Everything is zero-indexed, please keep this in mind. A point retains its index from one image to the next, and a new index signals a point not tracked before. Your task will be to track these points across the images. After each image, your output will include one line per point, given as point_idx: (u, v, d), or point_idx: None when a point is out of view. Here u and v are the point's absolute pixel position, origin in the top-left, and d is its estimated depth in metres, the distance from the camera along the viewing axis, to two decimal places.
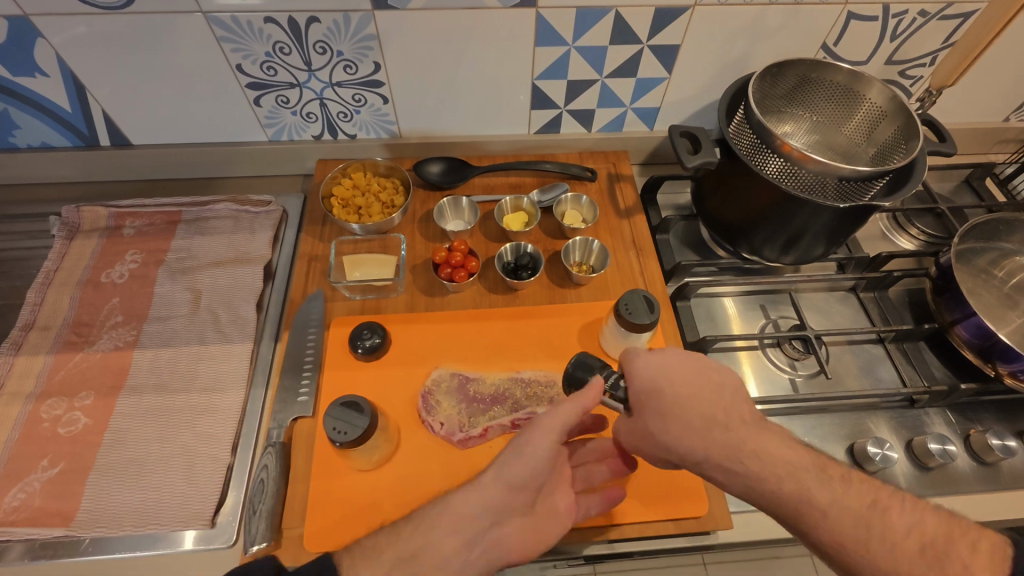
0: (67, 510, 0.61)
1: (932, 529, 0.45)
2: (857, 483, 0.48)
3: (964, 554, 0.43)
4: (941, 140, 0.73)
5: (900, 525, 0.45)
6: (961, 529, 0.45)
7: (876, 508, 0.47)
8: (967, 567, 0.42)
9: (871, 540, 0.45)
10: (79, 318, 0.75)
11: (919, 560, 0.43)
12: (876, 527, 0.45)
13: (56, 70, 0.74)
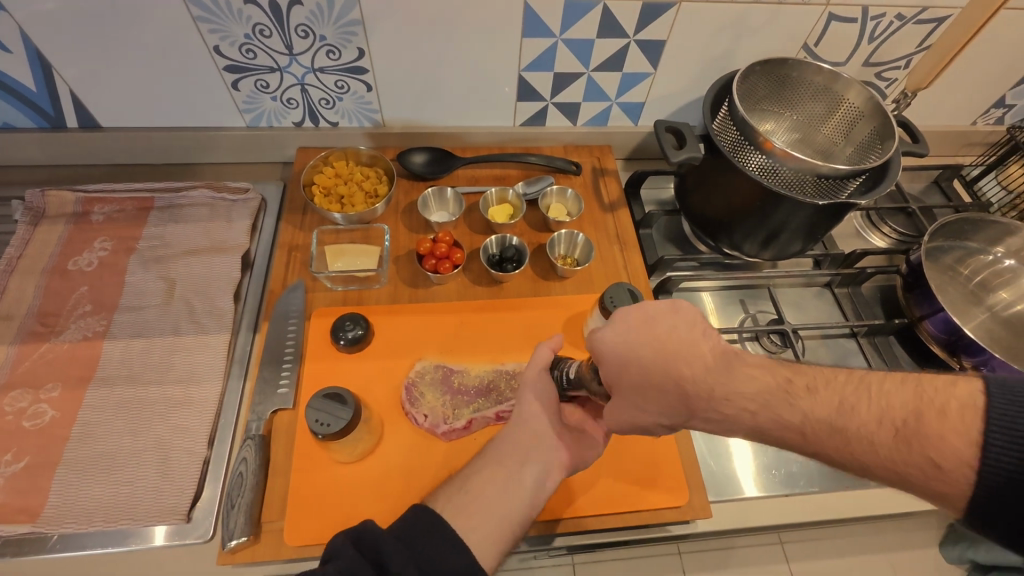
0: (32, 506, 0.59)
1: (900, 409, 0.43)
2: (822, 387, 0.46)
3: (934, 424, 0.41)
4: (914, 140, 0.75)
5: (870, 414, 0.43)
6: (928, 399, 0.42)
7: (844, 405, 0.44)
8: (943, 436, 0.41)
9: (848, 439, 0.44)
10: (44, 307, 0.72)
11: (894, 444, 0.42)
12: (850, 426, 0.44)
13: (19, 46, 0.70)
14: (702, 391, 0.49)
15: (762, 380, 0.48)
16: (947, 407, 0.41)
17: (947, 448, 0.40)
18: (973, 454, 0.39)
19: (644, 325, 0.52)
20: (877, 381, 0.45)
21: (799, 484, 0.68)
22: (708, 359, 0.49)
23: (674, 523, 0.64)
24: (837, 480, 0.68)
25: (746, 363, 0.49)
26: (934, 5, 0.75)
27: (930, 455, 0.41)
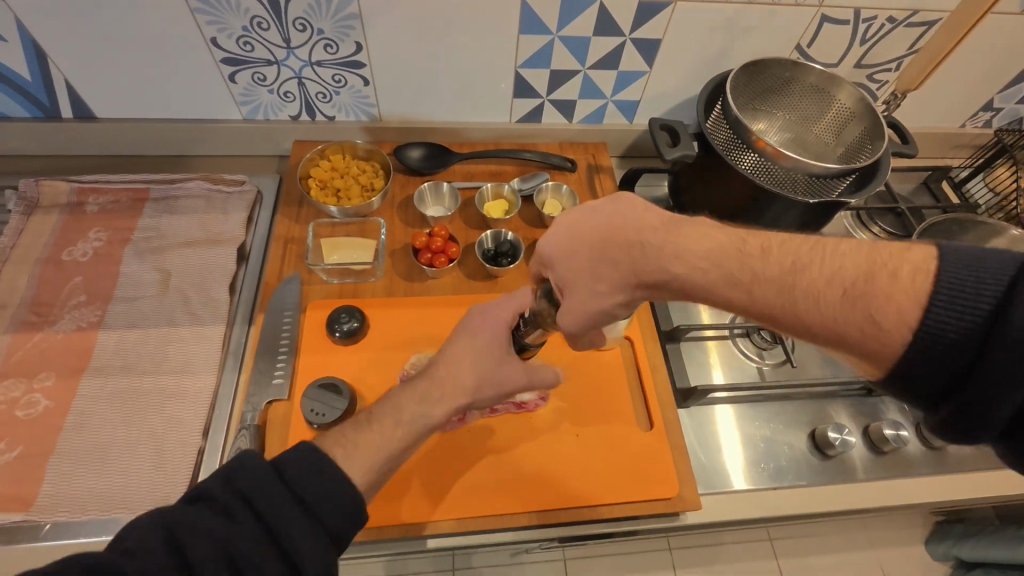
0: (26, 495, 0.59)
1: (851, 269, 0.41)
2: (775, 248, 0.44)
3: (884, 287, 0.39)
4: (903, 142, 0.76)
5: (819, 275, 0.41)
6: (881, 261, 0.40)
7: (802, 277, 0.42)
8: (890, 298, 0.39)
9: (795, 297, 0.42)
10: (38, 297, 0.72)
11: (840, 303, 0.40)
12: (802, 289, 0.42)
13: (15, 34, 0.70)
14: (651, 253, 0.49)
15: (714, 255, 0.46)
16: (900, 276, 0.39)
17: (893, 308, 0.38)
18: (916, 314, 0.38)
19: (602, 210, 0.53)
20: (832, 245, 0.43)
21: (787, 477, 0.69)
22: (655, 225, 0.50)
23: (664, 515, 0.65)
24: (824, 474, 0.70)
25: (696, 229, 0.48)
26: (925, 9, 0.77)
27: (872, 315, 0.39)
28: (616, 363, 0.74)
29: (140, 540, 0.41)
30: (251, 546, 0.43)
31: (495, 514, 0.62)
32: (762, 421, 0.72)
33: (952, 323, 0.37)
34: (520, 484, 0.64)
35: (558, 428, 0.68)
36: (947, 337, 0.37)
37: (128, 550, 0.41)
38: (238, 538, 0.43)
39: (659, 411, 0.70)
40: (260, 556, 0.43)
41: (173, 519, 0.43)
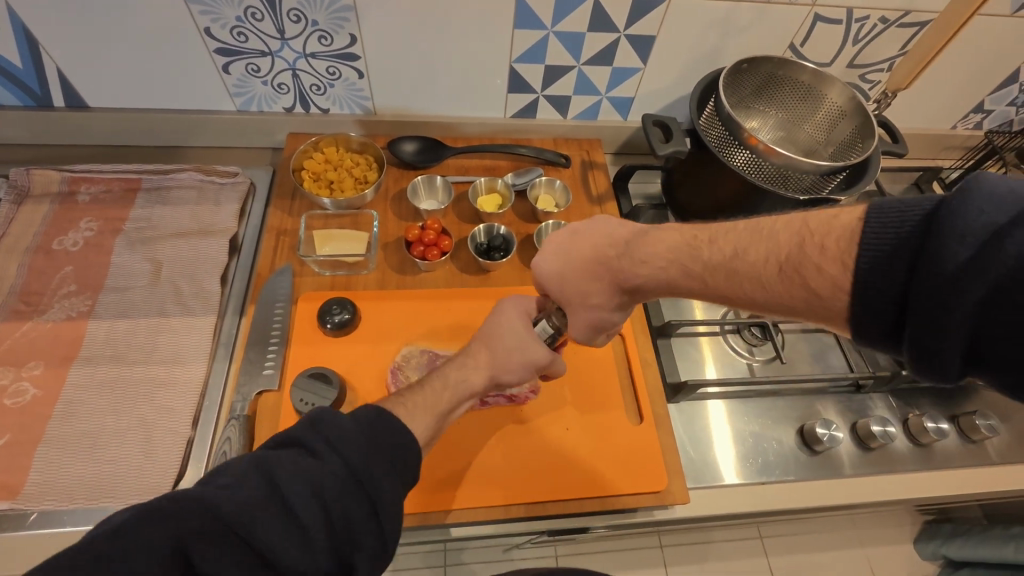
0: (13, 483, 0.59)
1: (785, 245, 0.41)
2: (719, 238, 0.46)
3: (814, 258, 0.39)
4: (894, 141, 0.77)
5: (758, 257, 0.42)
6: (812, 233, 0.40)
7: (750, 265, 0.43)
8: (820, 268, 0.39)
9: (739, 281, 0.44)
10: (28, 286, 0.72)
11: (780, 278, 0.41)
12: (746, 270, 0.43)
13: (6, 22, 0.69)
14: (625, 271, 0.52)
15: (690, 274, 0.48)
16: (827, 247, 0.39)
17: (825, 276, 0.38)
18: (845, 278, 0.38)
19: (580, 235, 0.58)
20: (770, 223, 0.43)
21: (774, 472, 0.69)
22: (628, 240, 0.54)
23: (653, 508, 0.65)
24: (811, 469, 0.70)
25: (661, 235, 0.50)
26: (917, 9, 0.77)
27: (810, 285, 0.39)
28: (608, 357, 0.74)
29: (234, 477, 0.40)
30: (338, 487, 0.42)
31: (486, 505, 0.62)
32: (751, 417, 0.73)
33: (876, 269, 0.36)
34: (511, 476, 0.64)
35: (550, 420, 0.68)
36: (877, 287, 0.36)
37: (223, 485, 0.40)
38: (327, 483, 0.42)
39: (649, 405, 0.70)
40: (346, 498, 0.42)
41: (267, 461, 0.42)
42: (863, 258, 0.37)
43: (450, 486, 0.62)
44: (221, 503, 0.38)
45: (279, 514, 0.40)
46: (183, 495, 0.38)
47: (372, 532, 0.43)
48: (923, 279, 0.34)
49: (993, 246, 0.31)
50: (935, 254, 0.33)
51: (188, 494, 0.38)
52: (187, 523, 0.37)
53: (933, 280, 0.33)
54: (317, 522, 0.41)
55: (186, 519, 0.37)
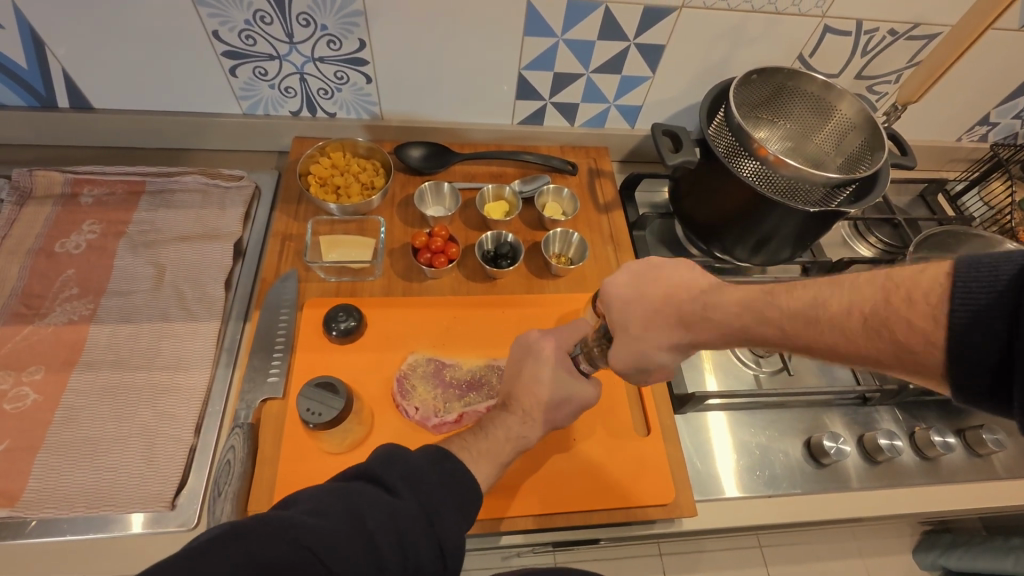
0: (12, 490, 0.58)
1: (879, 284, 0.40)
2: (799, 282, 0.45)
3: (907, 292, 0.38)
4: (902, 153, 0.77)
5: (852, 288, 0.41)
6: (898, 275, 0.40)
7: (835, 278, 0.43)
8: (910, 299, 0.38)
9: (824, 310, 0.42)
10: (29, 289, 0.71)
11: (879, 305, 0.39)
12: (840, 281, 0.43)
13: (12, 22, 0.69)
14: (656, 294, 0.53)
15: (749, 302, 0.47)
16: (925, 277, 0.38)
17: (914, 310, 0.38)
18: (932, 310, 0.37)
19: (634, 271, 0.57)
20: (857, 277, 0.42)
21: (782, 485, 0.69)
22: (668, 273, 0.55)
23: (660, 520, 0.65)
24: (819, 481, 0.70)
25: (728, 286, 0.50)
26: (926, 22, 0.78)
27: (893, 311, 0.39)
28: (614, 367, 0.73)
29: (318, 503, 0.42)
30: (414, 525, 0.44)
31: (499, 516, 0.61)
32: (757, 428, 0.72)
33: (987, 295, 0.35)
34: (523, 488, 0.63)
35: (558, 431, 0.68)
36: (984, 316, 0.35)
37: (310, 511, 0.41)
38: (402, 517, 0.44)
39: (655, 415, 0.70)
40: (419, 538, 0.44)
41: (346, 492, 0.44)
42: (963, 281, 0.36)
43: None
44: (311, 529, 0.39)
45: (360, 544, 0.41)
46: (274, 518, 0.39)
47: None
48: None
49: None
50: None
51: (278, 518, 0.39)
52: (275, 548, 0.37)
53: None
54: (393, 559, 0.42)
55: (279, 542, 0.38)
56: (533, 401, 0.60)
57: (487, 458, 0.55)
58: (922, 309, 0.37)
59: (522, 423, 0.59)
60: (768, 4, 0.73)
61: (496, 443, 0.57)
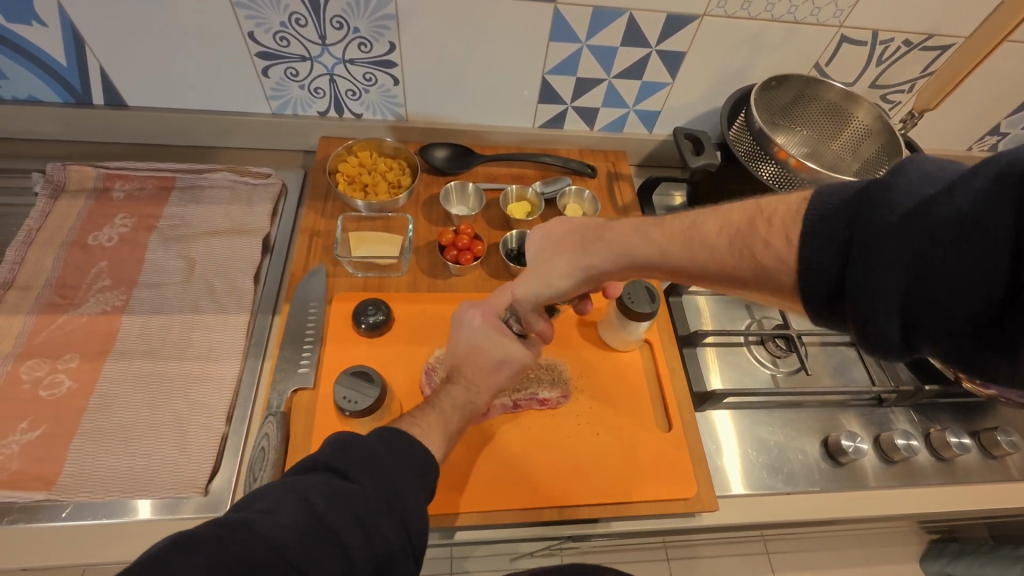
0: (49, 474, 0.59)
1: (738, 218, 0.44)
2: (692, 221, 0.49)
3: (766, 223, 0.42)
4: (918, 159, 0.78)
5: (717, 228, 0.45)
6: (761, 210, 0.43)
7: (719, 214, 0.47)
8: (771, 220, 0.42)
9: (696, 243, 0.46)
10: (63, 279, 0.73)
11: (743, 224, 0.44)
12: (725, 207, 0.46)
13: (56, 19, 0.71)
14: None
15: (652, 230, 0.51)
16: (774, 216, 0.42)
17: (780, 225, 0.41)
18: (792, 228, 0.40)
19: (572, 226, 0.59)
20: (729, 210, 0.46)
21: (800, 483, 0.70)
22: None
23: (681, 515, 0.66)
24: (837, 480, 0.71)
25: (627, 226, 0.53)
26: (940, 33, 0.80)
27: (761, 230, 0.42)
28: (635, 365, 0.74)
29: (272, 502, 0.42)
30: (370, 506, 0.44)
31: (496, 509, 0.62)
32: (775, 427, 0.74)
33: (835, 206, 0.39)
34: (491, 478, 0.63)
35: (577, 426, 0.68)
36: (832, 229, 0.38)
37: (263, 510, 0.41)
38: (361, 502, 0.44)
39: (678, 412, 0.71)
40: (380, 517, 0.44)
41: (299, 485, 0.43)
42: (819, 198, 0.40)
43: (484, 490, 0.62)
44: (268, 526, 0.39)
45: (318, 535, 0.41)
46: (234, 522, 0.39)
47: (405, 554, 0.45)
48: (863, 222, 0.36)
49: (943, 195, 0.33)
50: (886, 196, 0.35)
51: (235, 522, 0.39)
52: (231, 549, 0.37)
53: (875, 225, 0.35)
54: (356, 540, 0.42)
55: (235, 544, 0.38)
56: (474, 368, 0.59)
57: (439, 429, 0.55)
58: (776, 220, 0.41)
59: (467, 390, 0.58)
60: (787, 13, 0.76)
61: (444, 414, 0.56)
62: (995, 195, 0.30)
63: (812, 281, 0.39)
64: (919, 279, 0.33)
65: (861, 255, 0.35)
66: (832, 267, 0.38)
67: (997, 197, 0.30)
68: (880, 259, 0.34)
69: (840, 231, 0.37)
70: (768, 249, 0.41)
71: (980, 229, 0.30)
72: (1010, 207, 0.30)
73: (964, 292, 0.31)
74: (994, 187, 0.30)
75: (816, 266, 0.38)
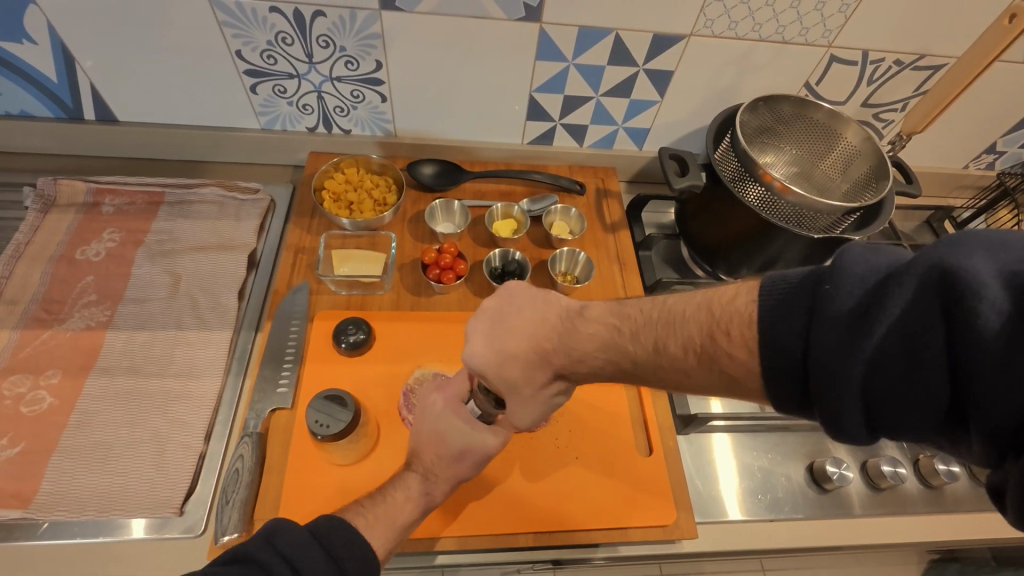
0: (25, 492, 0.59)
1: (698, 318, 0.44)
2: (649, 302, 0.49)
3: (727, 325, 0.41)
4: (907, 181, 0.77)
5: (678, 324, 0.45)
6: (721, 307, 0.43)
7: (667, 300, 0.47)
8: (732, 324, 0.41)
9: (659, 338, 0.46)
10: (50, 294, 0.73)
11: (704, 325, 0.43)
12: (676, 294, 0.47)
13: (45, 37, 0.72)
14: None
15: (602, 320, 0.50)
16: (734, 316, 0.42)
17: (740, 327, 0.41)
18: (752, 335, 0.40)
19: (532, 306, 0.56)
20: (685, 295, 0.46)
21: (783, 509, 0.69)
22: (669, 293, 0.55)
23: (660, 542, 0.65)
24: (820, 507, 0.70)
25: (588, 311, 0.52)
26: (932, 53, 0.79)
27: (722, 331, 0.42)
28: (617, 386, 0.74)
29: None
30: None
31: (470, 534, 0.61)
32: (760, 451, 0.73)
33: (780, 306, 0.39)
34: (466, 501, 0.63)
35: (556, 449, 0.68)
36: (783, 333, 0.38)
37: None
38: None
39: (658, 436, 0.70)
40: None
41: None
42: (762, 301, 0.40)
43: (461, 514, 0.62)
44: None
45: None
46: None
47: None
48: (814, 325, 0.37)
49: (878, 301, 0.35)
50: (827, 301, 0.36)
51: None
52: None
53: (826, 337, 0.36)
54: None
55: None
56: (435, 458, 0.58)
57: (385, 522, 0.53)
58: (735, 325, 0.41)
59: (424, 480, 0.57)
60: (775, 33, 0.75)
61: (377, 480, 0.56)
62: (923, 304, 0.33)
63: (775, 380, 0.39)
64: (869, 381, 0.35)
65: (817, 363, 0.36)
66: (791, 366, 0.38)
67: (928, 306, 0.33)
68: (838, 373, 0.36)
69: (788, 331, 0.38)
70: (733, 353, 0.41)
71: (921, 337, 0.33)
72: (943, 318, 0.32)
73: (912, 393, 0.34)
74: (926, 298, 0.33)
75: (776, 365, 0.39)
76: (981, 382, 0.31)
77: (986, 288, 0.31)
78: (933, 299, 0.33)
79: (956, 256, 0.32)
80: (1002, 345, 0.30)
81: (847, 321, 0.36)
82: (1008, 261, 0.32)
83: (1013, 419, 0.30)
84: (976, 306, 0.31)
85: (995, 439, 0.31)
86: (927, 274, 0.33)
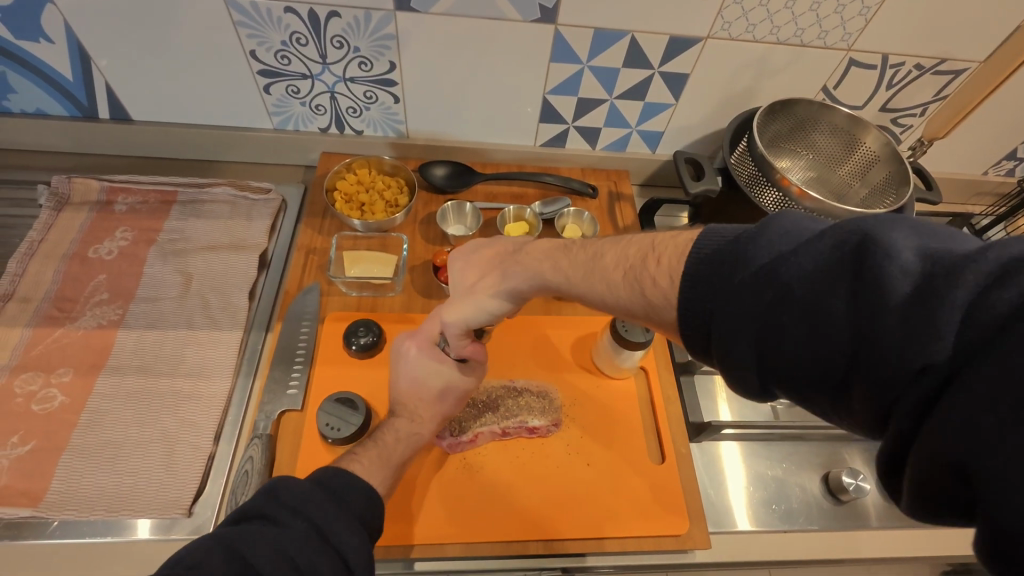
0: (34, 490, 0.59)
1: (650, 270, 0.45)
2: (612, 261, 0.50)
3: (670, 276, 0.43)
4: (928, 186, 0.76)
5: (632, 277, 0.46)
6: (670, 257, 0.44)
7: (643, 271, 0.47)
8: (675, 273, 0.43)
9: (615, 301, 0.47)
10: (62, 293, 0.73)
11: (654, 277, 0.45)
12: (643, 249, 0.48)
13: (61, 36, 0.72)
14: None
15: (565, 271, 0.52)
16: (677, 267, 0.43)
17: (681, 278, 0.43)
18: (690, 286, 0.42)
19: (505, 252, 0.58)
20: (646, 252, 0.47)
21: (798, 520, 0.67)
22: None
23: (674, 552, 0.64)
24: (835, 519, 0.68)
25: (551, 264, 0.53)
26: (953, 58, 0.77)
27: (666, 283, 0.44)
28: (630, 393, 0.73)
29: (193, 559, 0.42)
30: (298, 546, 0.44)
31: (479, 540, 0.60)
32: (773, 461, 0.71)
33: (708, 259, 0.41)
34: (475, 508, 0.62)
35: (568, 455, 0.67)
36: (704, 279, 0.40)
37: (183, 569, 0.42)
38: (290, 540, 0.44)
39: (672, 444, 0.69)
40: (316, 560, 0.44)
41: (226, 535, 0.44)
42: (697, 251, 0.42)
43: (470, 521, 0.61)
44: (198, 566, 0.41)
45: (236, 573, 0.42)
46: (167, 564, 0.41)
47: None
48: (730, 272, 0.39)
49: (792, 257, 0.36)
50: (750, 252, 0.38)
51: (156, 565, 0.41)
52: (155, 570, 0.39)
53: (738, 282, 0.38)
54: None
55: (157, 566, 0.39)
56: (416, 401, 0.60)
57: (381, 463, 0.55)
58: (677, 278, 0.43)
59: (411, 423, 0.59)
60: (793, 37, 0.74)
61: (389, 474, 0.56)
62: (835, 266, 0.35)
63: (691, 330, 0.41)
64: (766, 330, 0.37)
65: (726, 307, 0.38)
66: (703, 311, 0.40)
67: (838, 269, 0.34)
68: (742, 316, 0.37)
69: (708, 283, 0.40)
70: (671, 302, 0.43)
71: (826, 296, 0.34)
72: (850, 281, 0.34)
73: (810, 349, 0.35)
74: (837, 261, 0.34)
75: (695, 313, 0.41)
76: (876, 345, 0.32)
77: (897, 256, 0.32)
78: (842, 262, 0.34)
79: (877, 226, 0.34)
80: (894, 310, 0.31)
81: (759, 270, 0.37)
82: (927, 238, 0.33)
83: (897, 383, 0.31)
84: (885, 267, 0.32)
85: (885, 409, 0.32)
86: (847, 238, 0.35)
